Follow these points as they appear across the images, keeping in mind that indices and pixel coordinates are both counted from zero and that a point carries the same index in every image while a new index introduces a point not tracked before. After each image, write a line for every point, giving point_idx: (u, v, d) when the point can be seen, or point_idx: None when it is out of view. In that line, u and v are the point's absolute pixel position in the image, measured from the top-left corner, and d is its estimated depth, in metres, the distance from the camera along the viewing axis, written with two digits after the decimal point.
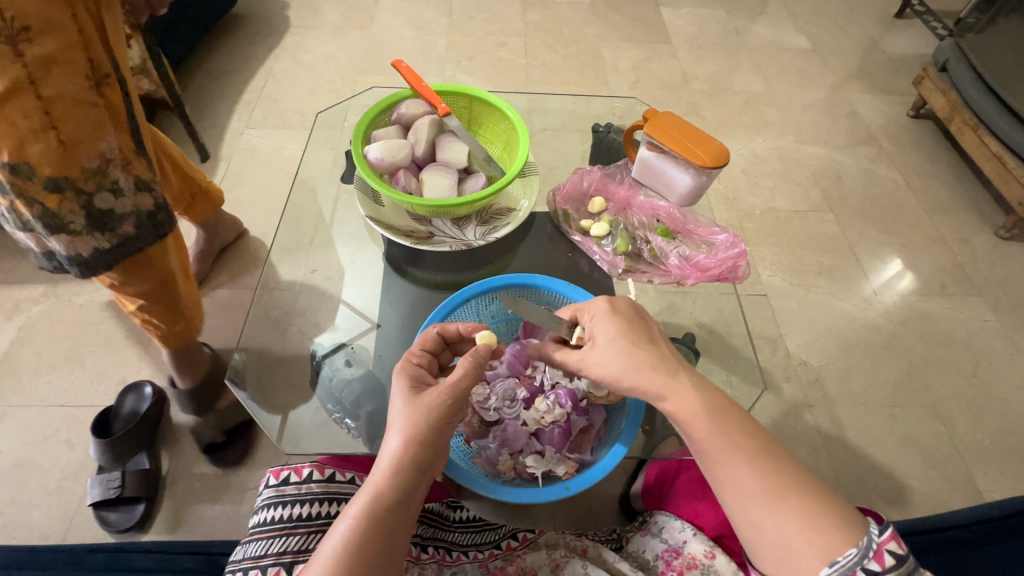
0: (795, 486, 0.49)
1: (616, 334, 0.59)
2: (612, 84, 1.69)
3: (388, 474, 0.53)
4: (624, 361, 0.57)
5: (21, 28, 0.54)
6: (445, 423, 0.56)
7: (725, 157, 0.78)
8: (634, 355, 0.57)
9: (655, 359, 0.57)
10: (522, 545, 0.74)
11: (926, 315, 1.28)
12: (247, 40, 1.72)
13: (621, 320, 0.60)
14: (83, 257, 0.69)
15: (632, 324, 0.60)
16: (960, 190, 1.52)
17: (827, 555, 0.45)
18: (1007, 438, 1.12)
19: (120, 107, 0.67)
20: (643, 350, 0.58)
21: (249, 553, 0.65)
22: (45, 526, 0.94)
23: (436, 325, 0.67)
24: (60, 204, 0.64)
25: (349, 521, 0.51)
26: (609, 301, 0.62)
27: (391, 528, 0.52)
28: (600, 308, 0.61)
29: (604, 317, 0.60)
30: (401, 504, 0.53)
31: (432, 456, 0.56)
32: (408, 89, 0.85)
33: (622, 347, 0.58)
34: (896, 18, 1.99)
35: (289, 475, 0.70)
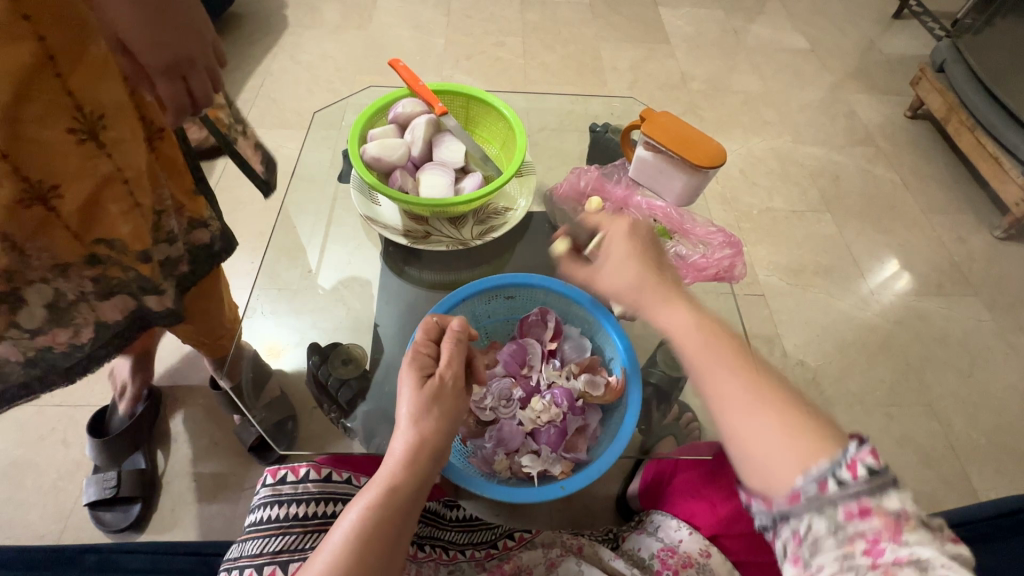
0: (778, 399, 0.51)
1: (630, 248, 0.66)
2: (610, 83, 1.69)
3: (397, 465, 0.54)
4: (633, 266, 0.65)
5: (96, 116, 0.53)
6: (452, 410, 0.57)
7: (721, 157, 0.78)
8: (644, 266, 0.65)
9: (654, 278, 0.63)
10: (517, 544, 0.74)
11: (923, 315, 1.28)
12: (244, 39, 1.72)
13: (637, 243, 0.67)
14: (166, 307, 0.72)
15: (648, 248, 0.67)
16: (956, 190, 1.52)
17: (801, 464, 0.46)
18: (1003, 437, 1.12)
19: (176, 156, 0.66)
20: (646, 266, 0.65)
21: (247, 551, 0.66)
22: (40, 526, 0.94)
23: (435, 316, 0.63)
24: (147, 268, 0.66)
25: (357, 511, 0.52)
26: (631, 223, 0.69)
27: (401, 515, 0.53)
28: (622, 227, 0.68)
29: (626, 234, 0.67)
30: (410, 493, 0.54)
31: (438, 443, 0.56)
32: (405, 89, 0.85)
33: (640, 258, 0.65)
34: (894, 19, 2.00)
35: (286, 474, 0.71)
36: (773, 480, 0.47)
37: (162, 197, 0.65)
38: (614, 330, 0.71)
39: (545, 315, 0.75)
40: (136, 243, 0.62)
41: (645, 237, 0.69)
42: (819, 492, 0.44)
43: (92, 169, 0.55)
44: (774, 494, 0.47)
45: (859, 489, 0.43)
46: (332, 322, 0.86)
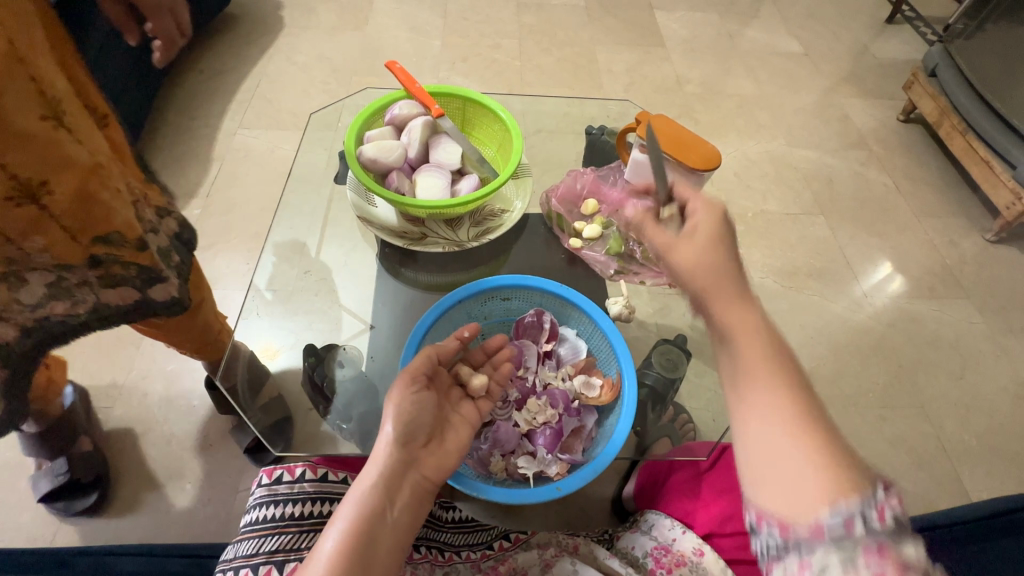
0: (820, 429, 0.43)
1: (704, 233, 0.53)
2: (605, 86, 1.70)
3: (371, 466, 0.57)
4: (711, 256, 0.51)
5: (50, 99, 0.50)
6: (422, 412, 0.59)
7: (716, 159, 0.78)
8: (716, 251, 0.52)
9: (725, 272, 0.51)
10: (513, 545, 0.75)
11: (915, 317, 1.29)
12: (241, 39, 1.72)
13: (713, 232, 0.53)
14: (173, 297, 0.71)
15: (725, 239, 0.53)
16: (948, 194, 1.54)
17: (829, 498, 0.40)
18: (994, 439, 1.13)
19: (121, 144, 0.62)
20: (719, 252, 0.52)
21: (241, 551, 0.65)
22: (32, 529, 0.93)
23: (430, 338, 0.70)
24: (141, 259, 0.63)
25: (338, 514, 0.55)
26: (710, 208, 0.55)
27: (371, 518, 0.54)
28: (704, 211, 0.54)
29: (707, 224, 0.54)
30: (382, 494, 0.56)
31: (410, 446, 0.59)
32: (402, 90, 0.86)
33: (716, 244, 0.52)
34: (886, 24, 2.02)
35: (282, 474, 0.72)
36: (795, 506, 0.41)
37: (130, 185, 0.61)
38: (616, 337, 0.71)
39: (541, 316, 0.76)
40: (133, 236, 0.61)
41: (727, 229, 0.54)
42: (845, 532, 0.39)
43: (74, 161, 0.52)
44: (794, 519, 0.41)
45: (888, 535, 0.38)
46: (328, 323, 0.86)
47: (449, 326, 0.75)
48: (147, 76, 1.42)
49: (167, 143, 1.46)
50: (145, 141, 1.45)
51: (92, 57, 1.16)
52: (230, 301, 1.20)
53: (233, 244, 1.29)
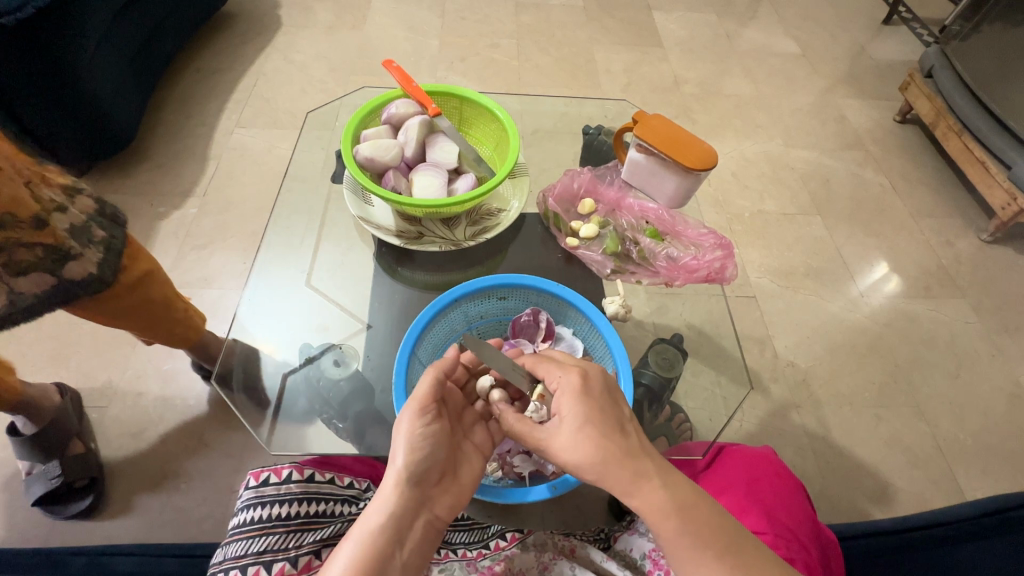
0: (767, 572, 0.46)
1: (584, 417, 0.55)
2: (603, 86, 1.71)
3: (381, 500, 0.55)
4: (592, 448, 0.53)
5: None
6: (432, 448, 0.57)
7: (712, 159, 0.78)
8: (604, 438, 0.54)
9: (623, 460, 0.53)
10: (511, 544, 0.74)
11: (911, 316, 1.29)
12: (238, 38, 1.71)
13: (592, 393, 0.57)
14: (93, 273, 0.68)
15: (603, 406, 0.56)
16: (944, 194, 1.54)
17: None
18: (989, 438, 1.14)
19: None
20: (609, 435, 0.54)
21: (230, 553, 0.64)
22: (27, 529, 0.93)
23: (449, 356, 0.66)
24: (41, 236, 0.62)
25: (348, 543, 0.53)
26: (580, 376, 0.58)
27: (383, 556, 0.53)
28: (571, 382, 0.58)
29: (573, 395, 0.56)
30: (393, 532, 0.54)
31: (424, 483, 0.56)
32: (399, 90, 0.85)
33: (583, 438, 0.54)
34: (883, 25, 2.02)
35: (269, 476, 0.70)
36: None
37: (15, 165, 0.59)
38: (614, 339, 0.71)
39: (537, 315, 0.75)
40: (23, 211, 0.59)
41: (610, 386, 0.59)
42: None
43: None
44: None
45: None
46: (325, 322, 0.86)
47: (445, 326, 0.75)
48: (144, 75, 1.41)
49: (163, 142, 1.45)
50: (141, 140, 1.45)
51: (89, 57, 1.16)
52: (226, 300, 1.19)
53: (230, 243, 1.28)
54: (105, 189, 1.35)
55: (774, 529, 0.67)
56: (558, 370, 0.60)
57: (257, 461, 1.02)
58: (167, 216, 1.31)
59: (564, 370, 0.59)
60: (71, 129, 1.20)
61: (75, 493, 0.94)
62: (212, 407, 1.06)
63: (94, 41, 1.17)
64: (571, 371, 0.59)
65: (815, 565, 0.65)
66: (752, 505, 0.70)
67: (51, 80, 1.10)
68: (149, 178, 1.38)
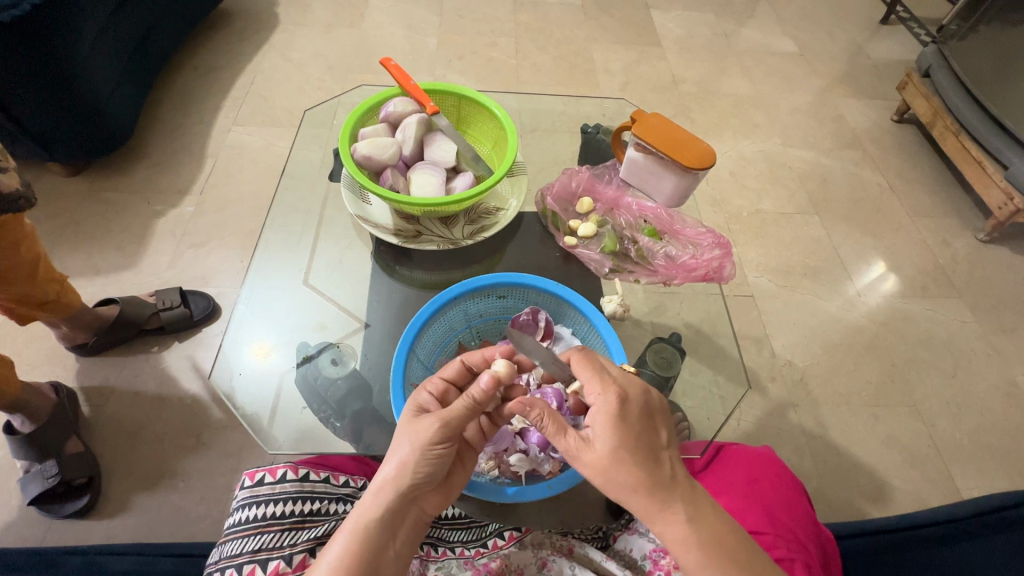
0: None
1: (620, 444, 0.54)
2: (601, 85, 1.70)
3: (376, 498, 0.55)
4: (625, 472, 0.53)
5: None
6: (444, 455, 0.56)
7: (711, 158, 0.78)
8: (637, 466, 0.53)
9: (650, 489, 0.53)
10: (508, 543, 0.74)
11: (908, 316, 1.30)
12: (235, 36, 1.71)
13: (630, 417, 0.55)
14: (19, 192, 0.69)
15: (639, 433, 0.55)
16: (941, 194, 1.55)
17: None
18: (985, 437, 1.14)
19: None
20: (642, 465, 0.54)
21: (225, 553, 0.64)
22: (23, 529, 0.92)
23: (461, 358, 0.64)
24: None
25: (340, 538, 0.54)
26: (620, 398, 0.55)
27: (375, 553, 0.53)
28: (609, 404, 0.55)
29: (611, 419, 0.54)
30: (387, 529, 0.55)
31: (423, 487, 0.56)
32: (397, 87, 0.85)
33: (615, 461, 0.53)
34: (881, 25, 2.03)
35: (264, 476, 0.70)
36: None
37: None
38: (612, 339, 0.71)
39: (536, 314, 0.74)
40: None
41: (650, 408, 0.57)
42: None
43: None
44: None
45: None
46: (323, 321, 0.85)
47: (444, 322, 0.75)
48: (140, 73, 1.41)
49: (160, 140, 1.44)
50: (138, 138, 1.44)
51: (85, 56, 1.15)
52: (224, 299, 1.19)
53: (226, 242, 1.28)
54: (102, 186, 1.34)
55: (775, 529, 0.68)
56: (598, 387, 0.56)
57: (254, 460, 1.01)
58: (165, 214, 1.31)
59: (606, 388, 0.55)
60: (70, 128, 1.20)
61: (71, 493, 0.93)
62: (209, 406, 1.06)
63: (90, 40, 1.16)
64: (612, 389, 0.55)
65: (816, 564, 0.66)
66: (754, 505, 0.71)
67: (48, 81, 1.10)
68: (147, 176, 1.37)
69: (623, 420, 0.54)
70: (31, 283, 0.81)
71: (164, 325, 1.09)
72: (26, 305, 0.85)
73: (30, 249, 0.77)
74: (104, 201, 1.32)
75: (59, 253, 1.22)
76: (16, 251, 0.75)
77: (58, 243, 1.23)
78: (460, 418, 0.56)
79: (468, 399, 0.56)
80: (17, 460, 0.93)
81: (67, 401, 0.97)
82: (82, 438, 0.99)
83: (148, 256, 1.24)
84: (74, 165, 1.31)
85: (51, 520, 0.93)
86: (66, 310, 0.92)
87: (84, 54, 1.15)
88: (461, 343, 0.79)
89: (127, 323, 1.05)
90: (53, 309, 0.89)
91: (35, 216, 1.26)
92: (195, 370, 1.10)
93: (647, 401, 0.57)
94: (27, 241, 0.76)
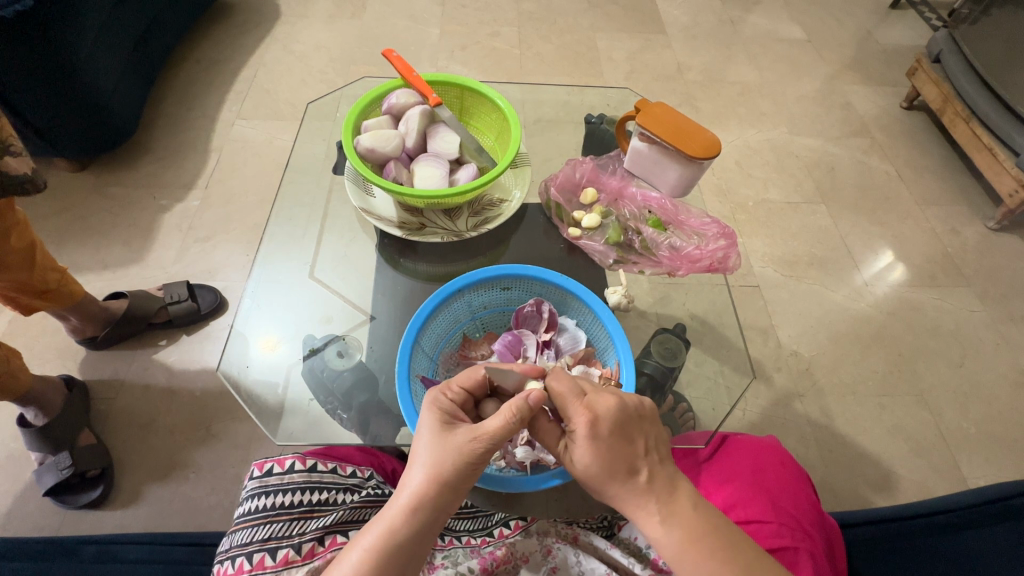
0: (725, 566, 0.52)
1: (593, 461, 0.54)
2: (606, 74, 1.69)
3: (406, 512, 0.54)
4: (599, 481, 0.55)
5: None
6: (476, 470, 0.55)
7: (715, 147, 0.78)
8: (614, 479, 0.55)
9: (626, 498, 0.55)
10: (514, 532, 0.74)
11: (916, 306, 1.29)
12: (238, 29, 1.70)
13: (599, 435, 0.54)
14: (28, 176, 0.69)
15: (608, 446, 0.54)
16: (951, 182, 1.52)
17: None
18: (993, 427, 1.13)
19: None
20: (616, 479, 0.55)
21: (235, 541, 0.65)
22: (39, 518, 0.94)
23: (484, 364, 0.62)
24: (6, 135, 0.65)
25: (363, 549, 0.52)
26: (588, 419, 0.54)
27: (399, 566, 0.53)
28: (577, 423, 0.55)
29: (579, 437, 0.55)
30: (417, 539, 0.54)
31: (453, 500, 0.55)
32: (399, 79, 0.85)
33: (589, 477, 0.55)
34: (891, 9, 1.99)
35: (272, 467, 0.70)
36: None
37: None
38: (615, 329, 0.71)
39: (540, 306, 0.75)
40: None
41: (627, 417, 0.56)
42: None
43: None
44: None
45: None
46: (329, 314, 0.86)
47: (447, 316, 0.75)
48: (144, 66, 1.41)
49: (165, 135, 1.45)
50: (144, 132, 1.45)
51: (88, 49, 1.15)
52: (230, 293, 1.20)
53: (231, 236, 1.29)
54: (107, 182, 1.35)
55: (778, 518, 0.68)
56: (569, 408, 0.55)
57: (262, 452, 1.03)
58: (171, 208, 1.32)
59: (577, 410, 0.55)
60: (72, 121, 1.20)
61: (85, 485, 0.95)
62: (219, 398, 1.07)
63: (93, 35, 1.16)
64: (579, 410, 0.55)
65: (819, 553, 0.66)
66: (758, 495, 0.71)
67: (50, 75, 1.10)
68: (152, 171, 1.38)
69: (594, 434, 0.54)
70: (26, 271, 0.81)
71: (172, 318, 1.11)
72: (23, 295, 0.85)
73: (23, 237, 0.77)
74: (110, 196, 1.33)
75: (67, 248, 1.23)
76: (7, 238, 0.75)
77: (66, 238, 1.24)
78: (504, 438, 0.55)
79: (509, 418, 0.54)
80: (31, 452, 0.95)
81: (79, 394, 0.99)
82: (94, 430, 1.01)
83: (156, 250, 1.25)
84: (80, 160, 1.32)
85: (67, 510, 0.94)
86: (70, 300, 0.93)
87: (86, 49, 1.15)
88: (465, 335, 0.79)
89: (137, 315, 1.07)
90: (52, 299, 0.90)
91: (42, 212, 1.27)
92: (203, 362, 1.11)
93: (622, 410, 0.56)
94: (18, 230, 0.76)
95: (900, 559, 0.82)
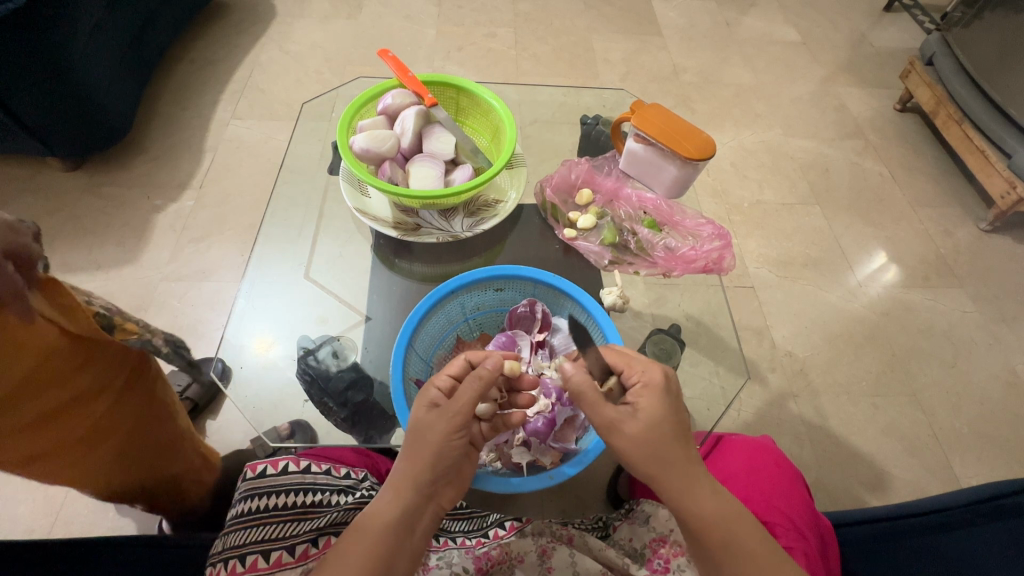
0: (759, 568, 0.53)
1: (659, 418, 0.54)
2: (601, 75, 1.69)
3: (391, 495, 0.55)
4: (658, 446, 0.54)
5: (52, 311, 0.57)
6: (456, 446, 0.56)
7: (711, 148, 0.78)
8: (668, 443, 0.54)
9: (678, 467, 0.54)
10: (510, 533, 0.73)
11: (909, 306, 1.29)
12: (233, 28, 1.70)
13: (667, 396, 0.56)
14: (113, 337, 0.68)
15: (674, 408, 0.56)
16: (943, 183, 1.54)
17: None
18: (984, 427, 1.14)
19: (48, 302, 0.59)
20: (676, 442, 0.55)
21: (228, 543, 0.63)
22: (30, 520, 0.93)
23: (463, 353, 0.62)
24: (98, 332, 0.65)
25: (350, 537, 0.53)
26: (665, 379, 0.56)
27: (389, 550, 0.53)
28: (654, 380, 0.56)
29: (655, 393, 0.55)
30: (402, 522, 0.55)
31: (436, 481, 0.57)
32: (394, 79, 0.84)
33: (652, 436, 0.54)
34: (884, 12, 2.01)
35: (265, 468, 0.70)
36: None
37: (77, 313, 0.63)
38: (609, 327, 0.71)
39: (533, 306, 0.74)
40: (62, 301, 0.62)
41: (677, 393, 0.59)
42: None
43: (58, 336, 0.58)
44: None
45: None
46: (323, 314, 0.86)
47: (443, 315, 0.75)
48: (139, 66, 1.40)
49: (159, 134, 1.44)
50: (137, 131, 1.44)
51: (81, 49, 1.14)
52: (224, 293, 1.19)
53: (226, 235, 1.28)
54: (101, 181, 1.34)
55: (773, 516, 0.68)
56: (640, 363, 0.58)
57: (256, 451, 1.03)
58: (165, 207, 1.31)
59: (647, 365, 0.57)
60: (66, 121, 1.19)
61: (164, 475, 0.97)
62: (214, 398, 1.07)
63: (86, 34, 1.15)
64: (655, 368, 0.58)
65: (814, 554, 0.64)
66: (755, 495, 0.72)
67: (41, 75, 1.09)
68: (145, 170, 1.37)
69: (666, 386, 0.56)
70: None
71: None
72: None
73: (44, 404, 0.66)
74: (103, 196, 1.32)
75: (58, 247, 1.22)
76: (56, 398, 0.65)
77: (57, 238, 1.23)
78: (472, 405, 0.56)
79: (478, 383, 0.56)
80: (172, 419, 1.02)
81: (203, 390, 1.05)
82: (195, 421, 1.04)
83: (150, 250, 1.25)
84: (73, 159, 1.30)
85: (76, 514, 0.94)
86: None
87: (79, 50, 1.14)
88: (459, 336, 0.79)
89: None
90: None
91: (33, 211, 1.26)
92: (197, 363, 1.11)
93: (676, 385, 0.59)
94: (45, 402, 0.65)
95: (889, 557, 0.82)
